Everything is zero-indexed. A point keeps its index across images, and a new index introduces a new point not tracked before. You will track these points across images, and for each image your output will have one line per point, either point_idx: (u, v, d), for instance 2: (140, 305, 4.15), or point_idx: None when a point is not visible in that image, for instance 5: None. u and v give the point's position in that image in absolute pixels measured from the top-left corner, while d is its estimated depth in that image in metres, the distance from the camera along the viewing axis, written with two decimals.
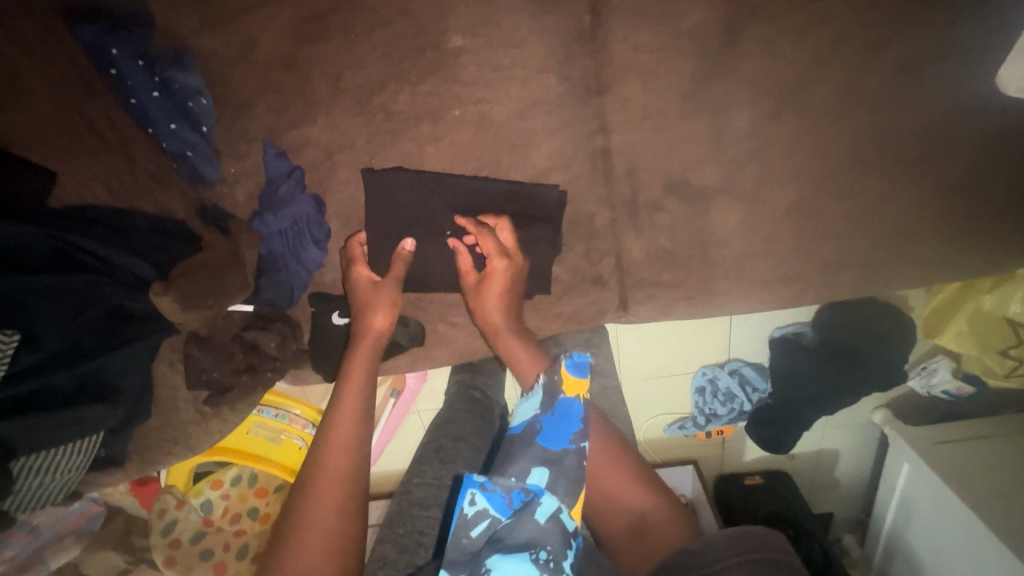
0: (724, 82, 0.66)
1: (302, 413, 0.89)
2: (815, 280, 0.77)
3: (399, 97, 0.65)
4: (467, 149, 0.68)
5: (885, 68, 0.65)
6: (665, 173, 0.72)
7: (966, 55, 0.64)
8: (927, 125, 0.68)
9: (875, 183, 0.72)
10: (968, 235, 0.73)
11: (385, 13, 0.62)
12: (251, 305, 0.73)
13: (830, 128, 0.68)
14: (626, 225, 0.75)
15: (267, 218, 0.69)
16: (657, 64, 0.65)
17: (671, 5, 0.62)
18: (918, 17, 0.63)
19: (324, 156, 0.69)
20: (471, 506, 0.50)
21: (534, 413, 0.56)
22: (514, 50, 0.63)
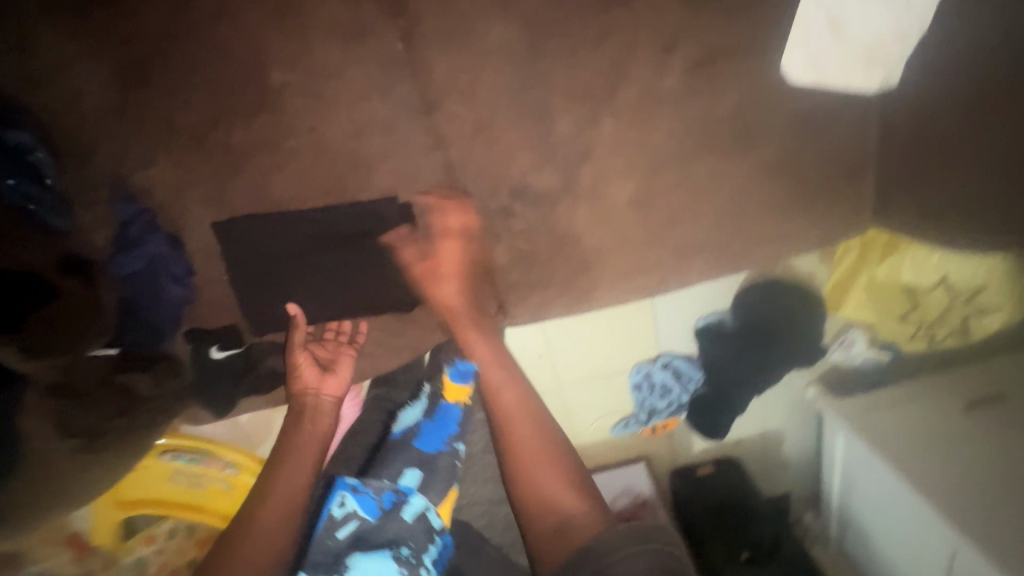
0: (538, 91, 0.71)
1: (230, 459, 0.84)
2: (671, 266, 0.82)
3: (233, 131, 0.69)
4: (313, 175, 0.71)
5: (679, 66, 0.71)
6: (507, 179, 0.76)
7: (747, 50, 0.71)
8: (733, 112, 0.74)
9: (701, 170, 0.77)
10: (794, 209, 0.80)
11: (205, 56, 0.66)
12: (116, 347, 0.74)
13: (645, 123, 0.74)
14: (484, 232, 0.79)
15: (121, 260, 0.72)
16: (473, 81, 0.70)
17: (473, 28, 0.68)
18: (697, 20, 0.70)
19: (172, 195, 0.71)
20: (341, 507, 0.77)
21: (416, 419, 0.84)
22: (335, 79, 0.68)
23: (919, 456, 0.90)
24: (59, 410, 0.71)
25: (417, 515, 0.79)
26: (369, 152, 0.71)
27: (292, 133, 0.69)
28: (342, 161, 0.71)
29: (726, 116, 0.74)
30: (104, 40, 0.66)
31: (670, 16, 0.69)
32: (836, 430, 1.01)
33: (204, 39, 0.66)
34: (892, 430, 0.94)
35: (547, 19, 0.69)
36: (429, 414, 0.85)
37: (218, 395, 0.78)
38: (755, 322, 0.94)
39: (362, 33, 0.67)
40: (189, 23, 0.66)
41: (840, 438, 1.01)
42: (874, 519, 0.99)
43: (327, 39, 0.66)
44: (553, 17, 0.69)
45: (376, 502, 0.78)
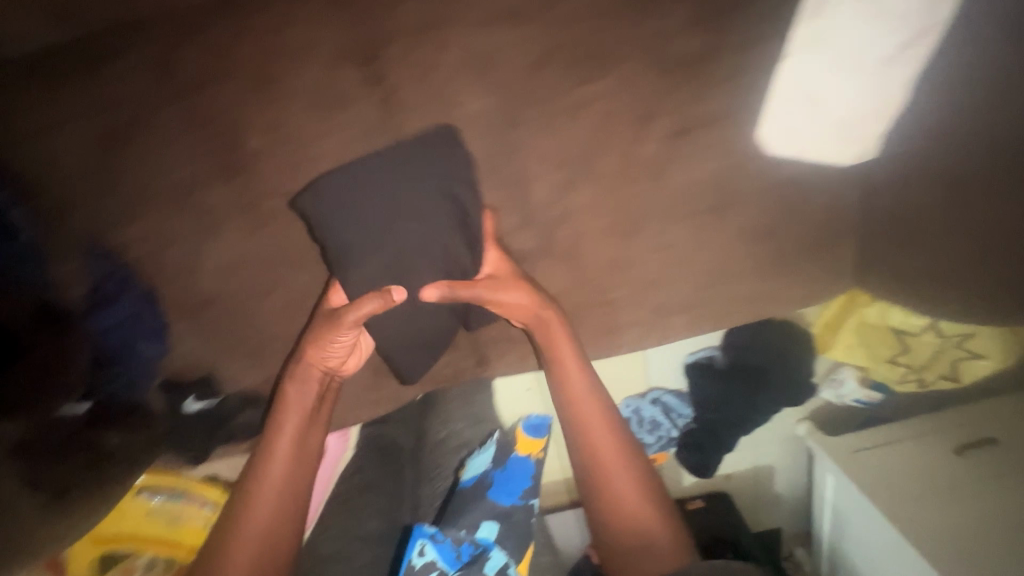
0: (515, 157, 0.72)
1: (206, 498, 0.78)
2: (650, 325, 0.81)
3: (208, 194, 0.69)
4: (290, 237, 0.71)
5: (659, 137, 0.71)
6: None
7: (728, 121, 0.70)
8: (712, 180, 0.73)
9: (679, 235, 0.77)
10: (771, 272, 0.80)
11: (179, 121, 0.66)
12: (88, 401, 0.73)
13: (624, 189, 0.74)
14: None
15: (97, 315, 0.72)
16: None
17: (451, 97, 0.69)
18: (677, 91, 0.69)
19: (150, 252, 0.72)
20: (422, 556, 0.79)
21: (486, 467, 0.87)
22: (310, 146, 0.68)
23: (906, 503, 0.80)
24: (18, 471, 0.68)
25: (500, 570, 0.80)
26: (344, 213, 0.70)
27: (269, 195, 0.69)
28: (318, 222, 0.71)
29: (705, 184, 0.74)
30: (77, 104, 0.66)
31: (650, 88, 0.69)
32: (823, 467, 0.90)
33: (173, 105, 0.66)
34: (895, 472, 0.84)
35: (523, 92, 0.70)
36: (500, 463, 0.88)
37: (191, 447, 0.77)
38: (741, 359, 0.84)
39: (339, 101, 0.67)
40: (163, 89, 0.66)
41: (828, 476, 0.91)
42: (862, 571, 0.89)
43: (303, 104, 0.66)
44: (531, 88, 0.69)
45: (454, 552, 0.81)
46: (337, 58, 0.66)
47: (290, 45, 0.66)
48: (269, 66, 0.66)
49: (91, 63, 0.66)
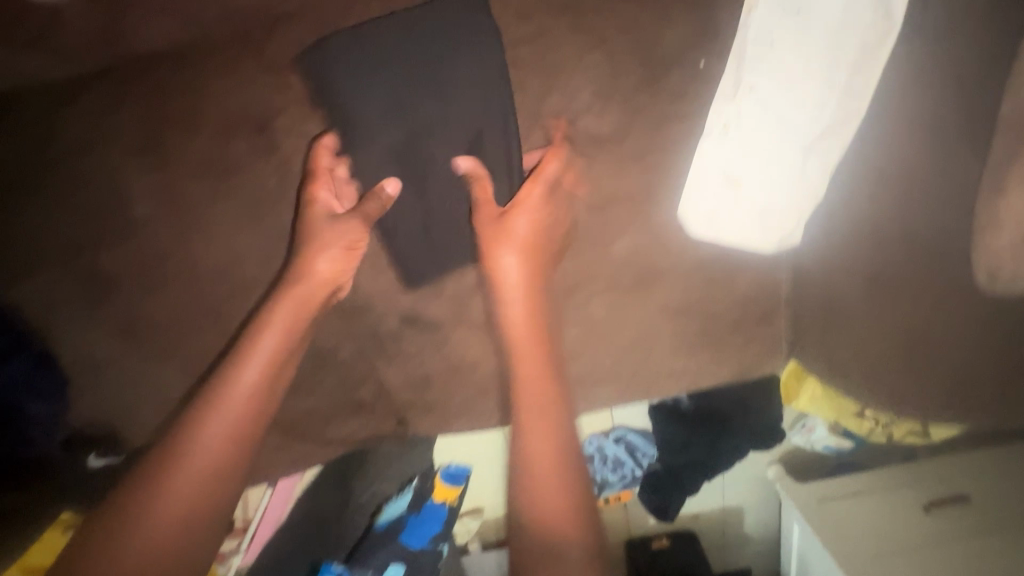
0: (423, 221, 0.68)
1: None
2: (576, 396, 0.76)
3: (101, 257, 0.67)
4: (188, 302, 0.69)
5: (570, 211, 0.69)
6: (397, 307, 0.75)
7: (639, 201, 0.68)
8: (629, 256, 0.70)
9: (599, 309, 0.73)
10: (700, 349, 0.75)
11: (71, 184, 0.66)
12: None
13: None
14: (375, 355, 0.77)
15: None
16: None
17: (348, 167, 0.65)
18: (584, 167, 0.67)
19: (42, 314, 0.69)
20: None
21: (402, 511, 0.80)
22: (206, 212, 0.67)
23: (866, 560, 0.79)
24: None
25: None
26: (247, 278, 0.69)
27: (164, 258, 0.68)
28: (220, 284, 0.69)
29: (622, 259, 0.71)
30: None
31: (557, 162, 0.68)
32: (792, 515, 0.90)
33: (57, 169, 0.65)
34: (865, 528, 0.82)
35: (424, 153, 0.64)
36: (416, 508, 0.81)
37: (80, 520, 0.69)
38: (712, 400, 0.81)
39: (234, 168, 0.66)
40: (53, 151, 0.65)
41: (795, 523, 0.90)
42: None
43: (194, 170, 0.66)
44: (432, 152, 0.64)
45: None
46: (228, 126, 0.65)
47: (186, 112, 0.65)
48: (154, 133, 0.65)
49: None
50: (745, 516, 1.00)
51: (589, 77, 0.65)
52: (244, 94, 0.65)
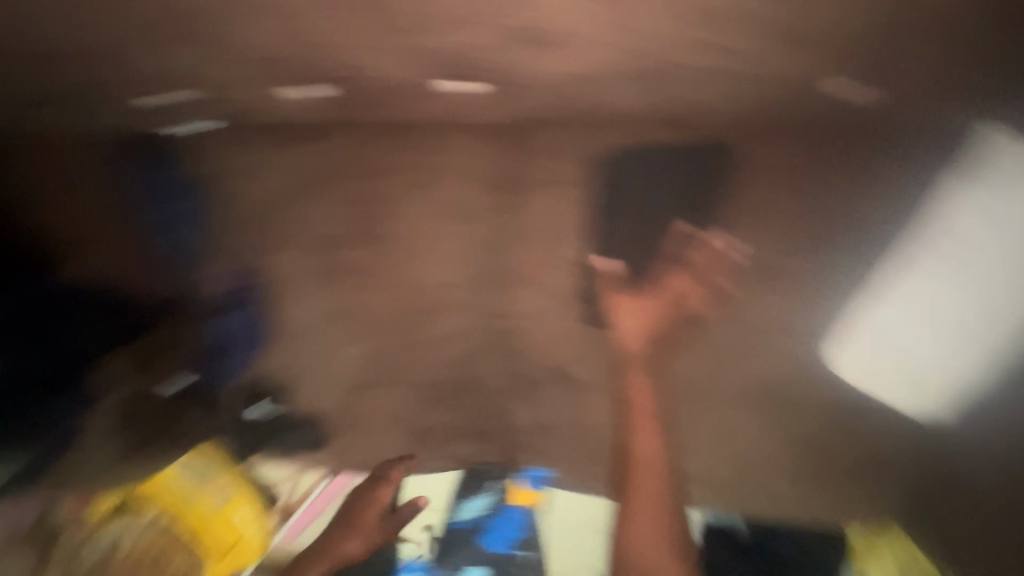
0: (593, 298, 0.82)
1: (231, 491, 0.79)
2: (684, 492, 0.78)
3: (348, 251, 0.84)
4: (391, 306, 0.84)
5: (726, 326, 0.79)
6: (549, 358, 0.83)
7: (787, 336, 0.78)
8: (765, 377, 0.78)
9: (729, 416, 0.79)
10: (820, 483, 0.76)
11: (358, 194, 0.84)
12: (185, 380, 0.82)
13: (683, 356, 0.80)
14: (514, 395, 0.83)
15: (223, 314, 0.82)
16: (540, 279, 0.83)
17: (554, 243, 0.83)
18: (749, 294, 0.79)
19: (281, 278, 0.83)
20: None
21: (479, 513, 0.81)
22: (434, 242, 0.84)
23: None
24: (115, 417, 0.80)
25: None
26: (454, 301, 0.84)
27: (398, 265, 0.84)
28: (427, 298, 0.84)
29: (758, 379, 0.79)
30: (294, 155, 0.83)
31: (726, 284, 0.79)
32: None
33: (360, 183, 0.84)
34: None
35: (615, 251, 0.81)
36: (490, 509, 0.81)
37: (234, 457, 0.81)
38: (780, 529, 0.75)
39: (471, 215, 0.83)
40: (356, 165, 0.84)
41: None
42: None
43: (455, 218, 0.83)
44: (620, 252, 0.81)
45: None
46: (482, 181, 0.83)
47: (457, 165, 0.83)
48: (436, 174, 0.83)
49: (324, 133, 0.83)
50: None
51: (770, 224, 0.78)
52: (522, 173, 0.83)
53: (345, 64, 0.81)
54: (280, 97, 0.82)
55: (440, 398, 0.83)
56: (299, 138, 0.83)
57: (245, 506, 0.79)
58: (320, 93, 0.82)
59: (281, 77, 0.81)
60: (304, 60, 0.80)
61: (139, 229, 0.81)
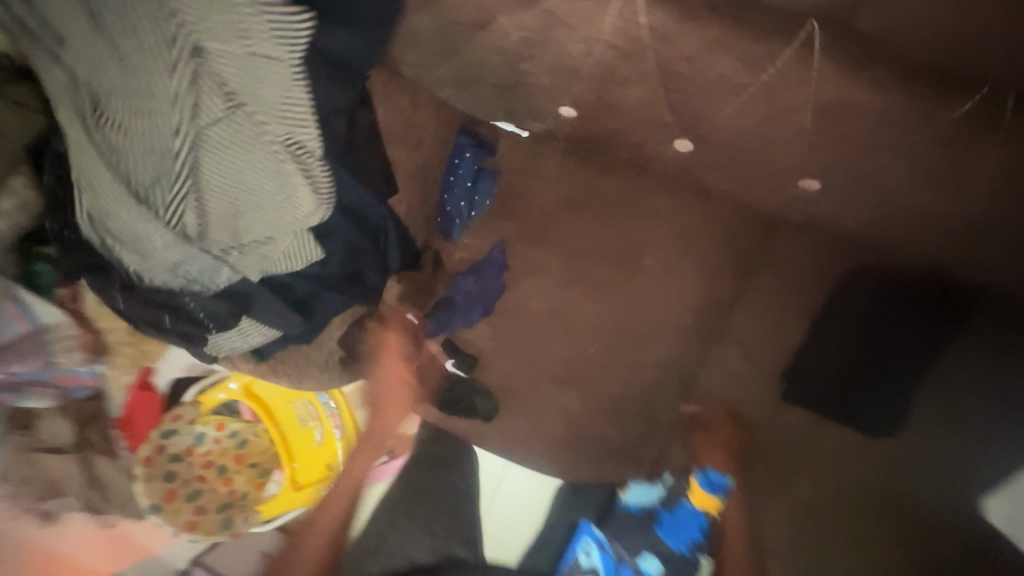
0: (791, 375, 0.87)
1: (337, 412, 1.01)
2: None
3: (586, 267, 0.94)
4: (602, 324, 0.95)
5: (907, 445, 0.82)
6: (726, 417, 0.91)
7: (961, 470, 0.80)
8: (922, 501, 0.82)
9: (871, 528, 0.84)
10: None
11: (618, 227, 0.92)
12: (415, 318, 0.97)
13: (849, 457, 0.85)
14: (680, 437, 0.93)
15: (468, 279, 0.97)
16: (748, 346, 0.88)
17: (779, 321, 0.86)
18: (953, 426, 0.79)
19: (521, 270, 0.97)
20: (585, 556, 0.96)
21: (653, 502, 0.94)
22: (664, 285, 0.91)
23: None
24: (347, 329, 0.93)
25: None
26: (677, 352, 0.92)
27: (653, 302, 0.92)
28: (665, 339, 0.92)
29: (916, 503, 0.82)
30: (582, 182, 0.93)
31: (927, 407, 0.80)
32: None
33: (628, 220, 0.91)
34: None
35: (836, 345, 0.83)
36: (669, 506, 0.94)
37: (428, 390, 1.00)
38: None
39: (710, 274, 0.89)
40: (630, 201, 0.90)
41: None
42: None
43: (725, 282, 0.88)
44: (843, 350, 0.82)
45: (612, 565, 0.96)
46: (738, 250, 0.86)
47: (723, 232, 0.87)
48: (710, 234, 0.87)
49: (622, 176, 0.90)
50: None
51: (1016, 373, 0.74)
52: (817, 267, 0.82)
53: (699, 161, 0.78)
54: (668, 144, 0.73)
55: (617, 413, 0.94)
56: (614, 168, 0.90)
57: (342, 431, 1.01)
58: (680, 147, 0.72)
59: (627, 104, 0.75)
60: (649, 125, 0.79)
61: (445, 189, 0.95)
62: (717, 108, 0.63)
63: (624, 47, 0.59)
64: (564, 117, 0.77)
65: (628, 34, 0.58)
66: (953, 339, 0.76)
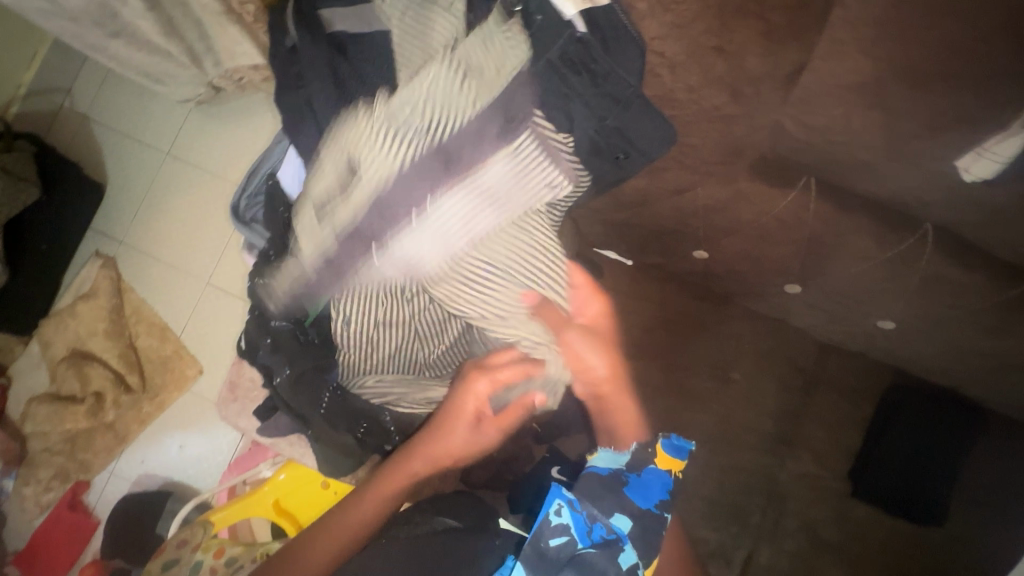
0: (855, 478, 1.02)
1: None
2: None
3: (684, 380, 1.05)
4: (697, 430, 1.05)
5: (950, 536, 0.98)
6: (804, 516, 1.03)
7: None
8: None
9: None
10: None
11: (709, 346, 1.05)
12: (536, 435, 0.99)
13: (908, 549, 0.99)
14: (766, 535, 1.03)
15: None
16: (818, 452, 1.04)
17: (842, 430, 1.03)
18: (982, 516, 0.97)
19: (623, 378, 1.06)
20: (555, 514, 0.79)
21: (619, 466, 0.86)
22: (749, 397, 1.05)
23: None
24: None
25: (630, 566, 0.76)
26: (761, 456, 1.04)
27: (739, 411, 1.05)
28: (750, 443, 1.05)
29: None
30: (679, 303, 1.05)
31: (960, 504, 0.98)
32: None
33: (718, 340, 1.05)
34: None
35: (888, 454, 1.00)
36: (636, 469, 0.86)
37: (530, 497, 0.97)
38: None
39: (784, 388, 1.05)
40: (720, 325, 1.05)
41: None
42: None
43: (795, 393, 1.04)
44: (893, 457, 1.00)
45: (586, 527, 0.79)
46: (804, 369, 1.04)
47: (794, 353, 1.04)
48: (779, 355, 1.04)
49: (716, 299, 1.04)
50: None
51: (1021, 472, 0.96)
52: (868, 380, 1.02)
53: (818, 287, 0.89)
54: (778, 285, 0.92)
55: (710, 512, 1.04)
56: (703, 293, 1.05)
57: None
58: (788, 288, 0.91)
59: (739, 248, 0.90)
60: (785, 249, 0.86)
61: None
62: (835, 268, 0.83)
63: (787, 221, 0.79)
64: (694, 258, 0.94)
65: (794, 217, 0.78)
66: (980, 440, 0.97)
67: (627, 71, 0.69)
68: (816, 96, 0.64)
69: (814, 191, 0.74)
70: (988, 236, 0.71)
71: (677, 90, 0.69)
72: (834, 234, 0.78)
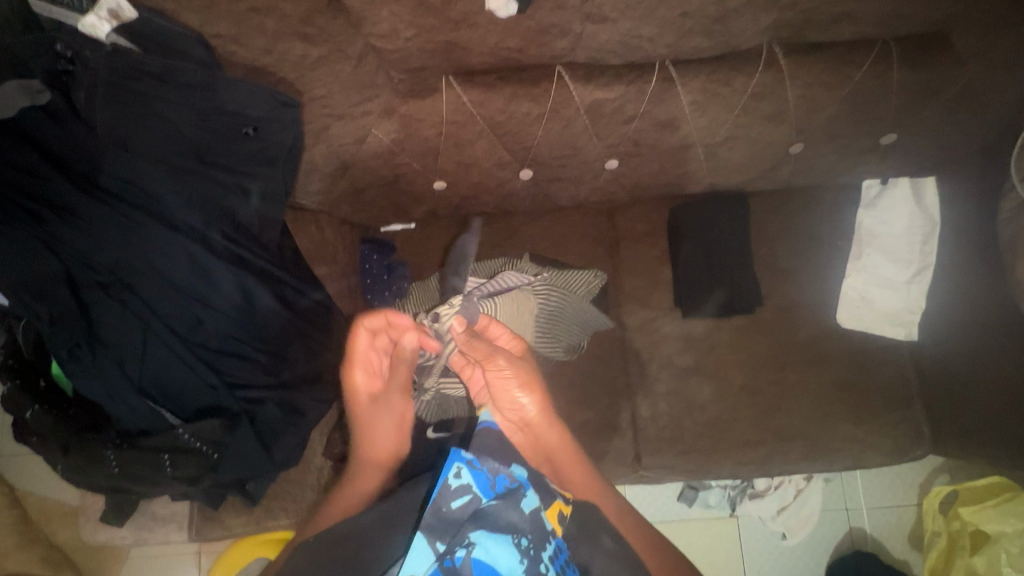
0: (682, 301, 1.06)
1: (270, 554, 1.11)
2: (772, 451, 1.01)
3: None
4: None
5: (774, 307, 1.05)
6: (661, 356, 1.05)
7: (812, 307, 1.05)
8: (811, 340, 1.04)
9: (791, 377, 1.04)
10: (860, 418, 1.02)
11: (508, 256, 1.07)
12: None
13: (750, 337, 1.05)
14: (638, 390, 1.04)
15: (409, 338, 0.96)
16: (648, 295, 1.07)
17: (655, 269, 1.08)
18: (787, 279, 1.06)
19: None
20: (456, 477, 0.58)
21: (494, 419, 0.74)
22: None
23: (835, 540, 1.29)
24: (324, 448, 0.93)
25: (534, 510, 0.57)
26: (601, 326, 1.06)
27: None
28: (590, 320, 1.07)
29: (809, 342, 1.04)
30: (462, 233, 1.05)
31: (766, 279, 1.06)
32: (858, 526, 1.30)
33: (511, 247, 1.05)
34: (867, 528, 1.29)
35: (697, 266, 1.04)
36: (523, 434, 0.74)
37: None
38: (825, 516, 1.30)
39: (591, 260, 1.06)
40: (508, 238, 1.06)
41: (859, 525, 1.30)
42: (814, 556, 1.29)
43: (603, 261, 1.06)
44: (703, 267, 1.04)
45: (489, 480, 0.59)
46: (598, 233, 1.07)
47: (584, 225, 1.07)
48: (570, 232, 1.06)
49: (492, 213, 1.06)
50: (860, 540, 1.29)
51: (798, 230, 1.06)
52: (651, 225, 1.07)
53: (540, 155, 0.93)
54: (515, 176, 0.96)
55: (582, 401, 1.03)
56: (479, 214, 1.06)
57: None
58: (524, 175, 0.96)
59: (457, 162, 0.91)
60: (486, 139, 0.88)
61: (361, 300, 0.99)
62: (528, 132, 0.88)
63: (460, 119, 0.84)
64: (437, 191, 0.97)
65: (460, 111, 0.84)
66: (750, 216, 1.06)
67: (190, 56, 0.69)
68: (368, 11, 0.71)
69: (455, 84, 0.81)
70: (601, 45, 0.80)
71: (261, 58, 0.72)
72: (501, 106, 0.83)
